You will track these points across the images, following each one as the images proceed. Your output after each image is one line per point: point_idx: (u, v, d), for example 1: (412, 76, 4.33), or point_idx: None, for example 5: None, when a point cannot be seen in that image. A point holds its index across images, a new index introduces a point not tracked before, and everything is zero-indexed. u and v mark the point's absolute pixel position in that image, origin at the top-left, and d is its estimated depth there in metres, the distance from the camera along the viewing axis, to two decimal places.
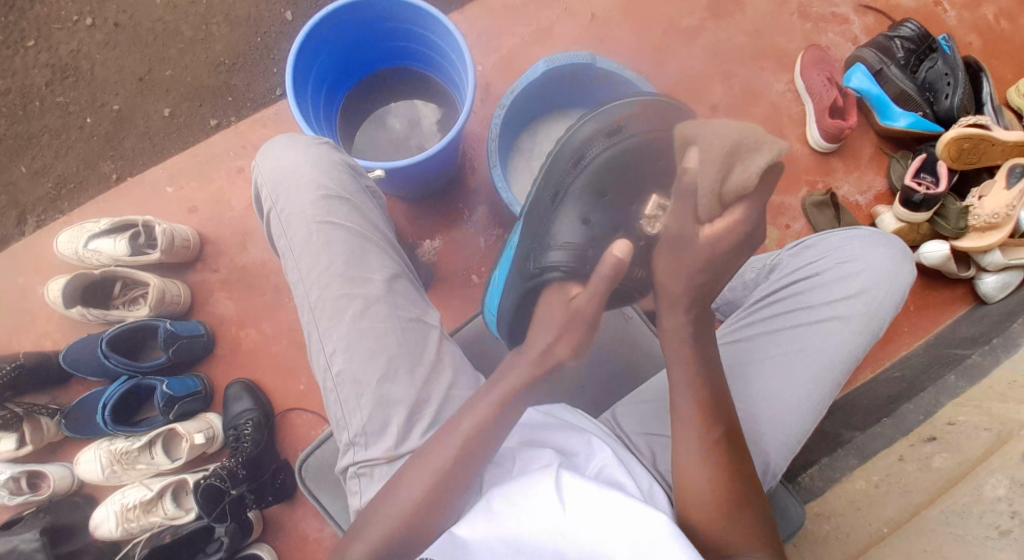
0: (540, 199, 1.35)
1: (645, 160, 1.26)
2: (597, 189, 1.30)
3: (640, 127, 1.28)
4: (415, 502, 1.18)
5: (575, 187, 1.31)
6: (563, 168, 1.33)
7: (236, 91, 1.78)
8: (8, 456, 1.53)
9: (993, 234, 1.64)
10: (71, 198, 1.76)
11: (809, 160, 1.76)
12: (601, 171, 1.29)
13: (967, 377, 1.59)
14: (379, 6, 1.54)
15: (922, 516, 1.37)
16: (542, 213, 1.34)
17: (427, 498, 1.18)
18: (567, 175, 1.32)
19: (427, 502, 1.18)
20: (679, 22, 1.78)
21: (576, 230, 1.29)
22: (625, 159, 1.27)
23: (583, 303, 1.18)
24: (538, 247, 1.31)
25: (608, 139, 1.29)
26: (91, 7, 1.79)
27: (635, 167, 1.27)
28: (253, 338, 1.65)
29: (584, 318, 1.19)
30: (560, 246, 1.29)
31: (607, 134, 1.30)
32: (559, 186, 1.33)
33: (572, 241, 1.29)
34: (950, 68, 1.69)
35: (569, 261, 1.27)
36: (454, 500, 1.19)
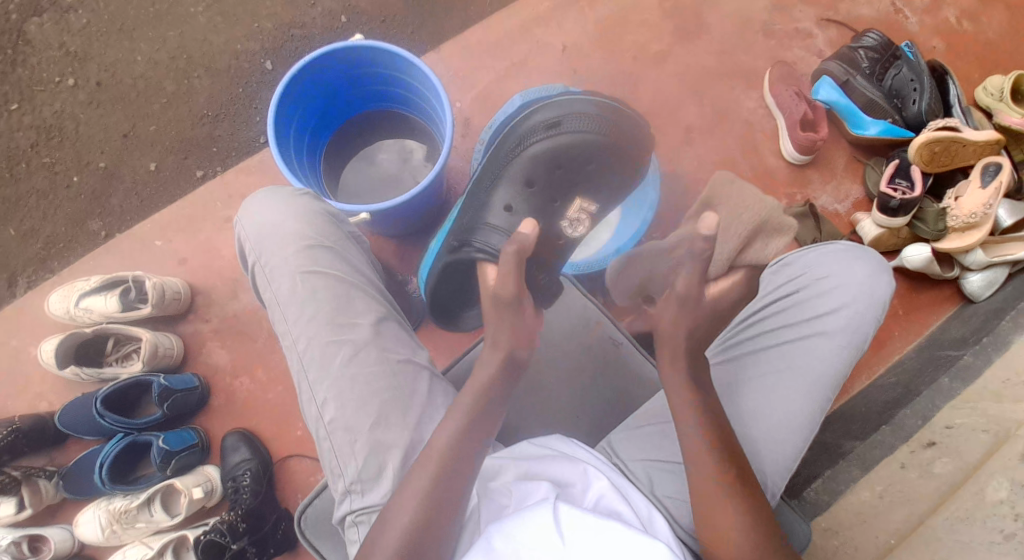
0: (479, 183, 1.47)
1: (576, 160, 1.41)
2: (529, 172, 1.42)
3: (575, 127, 1.40)
4: (403, 541, 1.16)
5: (509, 171, 1.42)
6: (503, 151, 1.45)
7: (221, 141, 1.80)
8: (8, 521, 1.53)
9: (973, 234, 1.66)
10: (61, 257, 1.76)
11: (786, 173, 1.78)
12: (534, 160, 1.41)
13: (959, 378, 1.60)
14: (354, 54, 1.57)
15: (928, 524, 1.39)
16: (478, 197, 1.46)
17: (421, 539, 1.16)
18: (506, 156, 1.44)
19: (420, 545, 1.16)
20: (648, 47, 1.82)
21: (500, 213, 1.42)
22: (561, 153, 1.41)
23: (501, 284, 1.30)
24: (467, 221, 1.44)
25: (547, 132, 1.41)
26: (73, 67, 1.82)
27: (566, 166, 1.41)
28: (247, 387, 1.66)
29: (506, 299, 1.30)
30: (486, 225, 1.41)
31: (547, 125, 1.41)
32: (497, 169, 1.44)
33: (494, 221, 1.42)
34: (916, 74, 1.71)
35: (491, 238, 1.40)
36: (444, 535, 1.18)
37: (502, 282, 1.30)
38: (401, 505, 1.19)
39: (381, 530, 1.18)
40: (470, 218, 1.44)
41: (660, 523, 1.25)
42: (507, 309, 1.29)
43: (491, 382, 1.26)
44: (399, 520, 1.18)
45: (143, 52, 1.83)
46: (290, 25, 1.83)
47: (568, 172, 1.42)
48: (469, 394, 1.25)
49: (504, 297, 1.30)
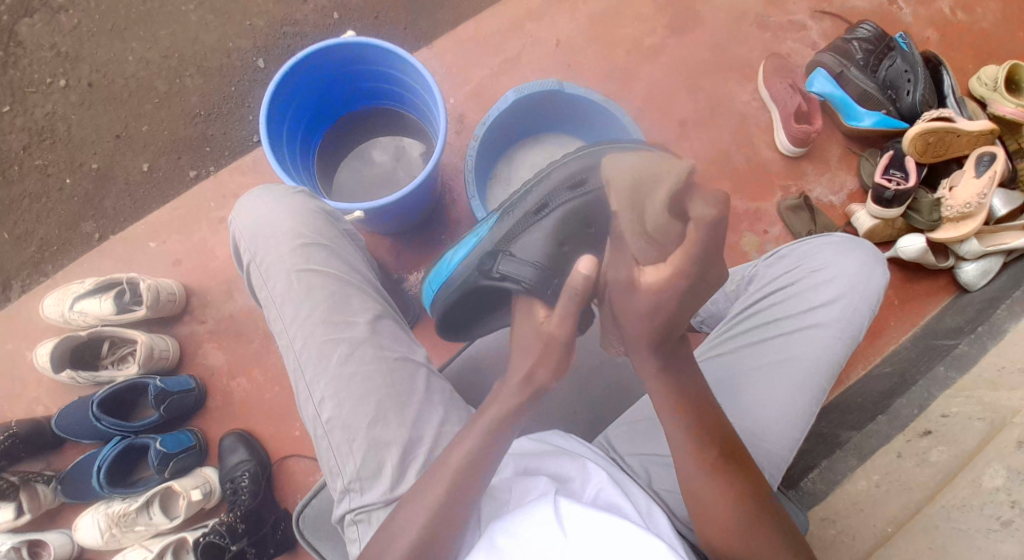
0: (526, 210, 1.39)
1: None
2: (582, 212, 1.33)
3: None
4: (409, 536, 1.16)
5: (562, 206, 1.35)
6: (557, 183, 1.37)
7: (214, 141, 1.79)
8: (7, 526, 1.53)
9: (968, 223, 1.66)
10: (55, 260, 1.75)
11: (781, 165, 1.78)
12: (589, 202, 1.32)
13: (955, 367, 1.60)
14: (346, 52, 1.57)
15: (924, 512, 1.39)
16: (520, 219, 1.39)
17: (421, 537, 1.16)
18: (561, 190, 1.36)
19: (420, 542, 1.16)
20: (642, 41, 1.81)
21: (547, 250, 1.34)
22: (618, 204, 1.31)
23: (555, 328, 1.23)
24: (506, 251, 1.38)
25: (603, 179, 1.33)
26: (64, 68, 1.81)
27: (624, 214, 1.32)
28: (244, 388, 1.65)
29: (557, 342, 1.23)
30: (525, 260, 1.34)
31: (603, 172, 1.33)
32: (548, 199, 1.37)
33: (539, 258, 1.34)
34: (910, 65, 1.69)
35: (530, 276, 1.33)
36: (451, 534, 1.17)
37: (559, 324, 1.22)
38: (409, 504, 1.19)
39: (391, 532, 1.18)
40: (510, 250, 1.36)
41: (660, 517, 1.24)
42: (560, 347, 1.24)
43: (517, 406, 1.23)
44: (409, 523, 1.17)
45: (134, 52, 1.82)
46: (283, 23, 1.82)
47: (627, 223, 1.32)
48: (492, 414, 1.22)
49: (555, 336, 1.23)
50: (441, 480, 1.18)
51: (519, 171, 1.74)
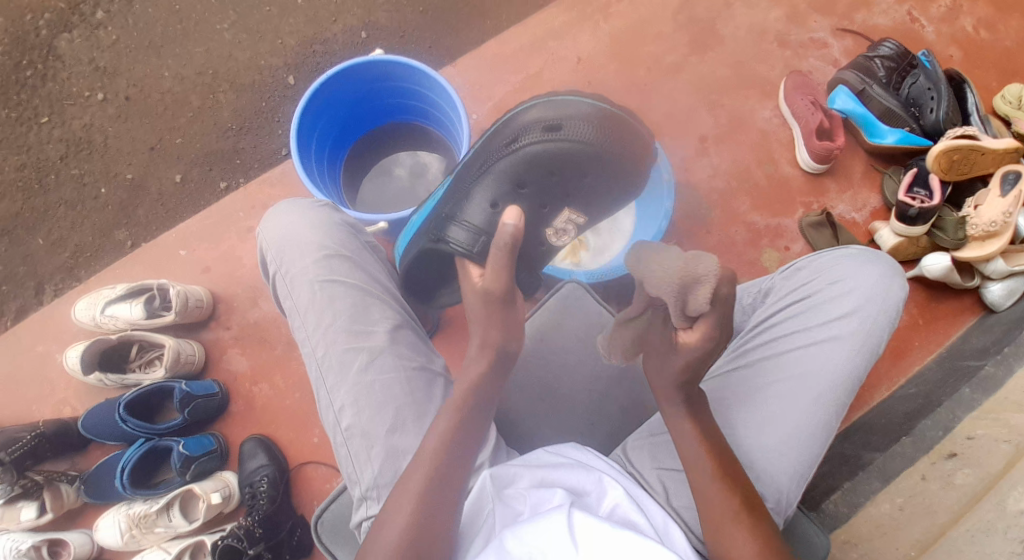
0: (466, 173, 1.42)
1: (574, 169, 1.35)
2: (517, 171, 1.36)
3: (574, 131, 1.33)
4: (417, 536, 1.17)
5: (497, 166, 1.37)
6: (498, 142, 1.39)
7: (244, 154, 1.84)
8: (29, 525, 1.55)
9: (992, 242, 1.64)
10: (88, 266, 1.80)
11: (802, 181, 1.78)
12: (527, 161, 1.35)
13: (982, 388, 1.58)
14: (375, 68, 1.60)
15: (948, 536, 1.36)
16: (465, 180, 1.41)
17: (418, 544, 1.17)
18: (498, 150, 1.38)
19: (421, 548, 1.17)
20: (663, 59, 1.83)
21: (484, 212, 1.36)
22: (553, 157, 1.34)
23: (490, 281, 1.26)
24: (452, 213, 1.39)
25: (545, 134, 1.34)
26: (102, 82, 1.87)
27: (560, 171, 1.35)
28: (266, 393, 1.67)
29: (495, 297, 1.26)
30: (462, 222, 1.37)
31: (545, 126, 1.34)
32: (487, 159, 1.39)
33: (479, 218, 1.36)
34: (932, 83, 1.71)
35: (466, 238, 1.35)
36: (439, 511, 1.19)
37: (492, 279, 1.25)
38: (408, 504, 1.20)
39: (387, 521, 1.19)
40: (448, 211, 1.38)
41: (676, 534, 1.24)
42: (498, 304, 1.26)
43: (481, 381, 1.26)
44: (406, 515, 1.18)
45: (169, 68, 1.87)
46: (313, 40, 1.87)
47: (563, 179, 1.36)
48: (456, 395, 1.26)
49: (493, 292, 1.26)
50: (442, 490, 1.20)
51: None
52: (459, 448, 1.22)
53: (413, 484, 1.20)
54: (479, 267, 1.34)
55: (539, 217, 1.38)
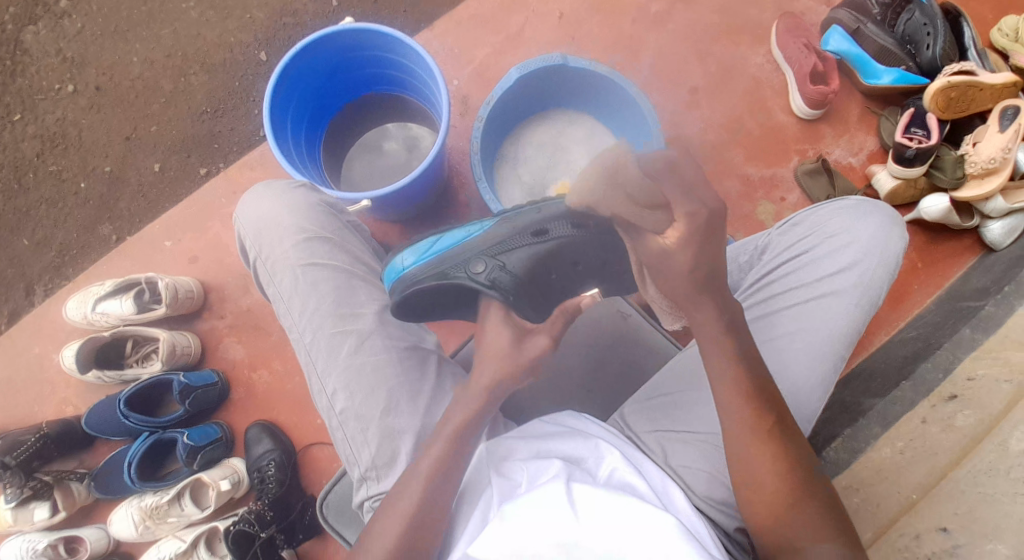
0: (518, 224, 1.31)
1: (588, 258, 1.27)
2: (558, 258, 1.27)
3: (560, 234, 1.27)
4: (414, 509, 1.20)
5: (534, 247, 1.27)
6: (530, 222, 1.31)
7: (221, 137, 1.80)
8: (44, 525, 1.58)
9: (992, 180, 1.60)
10: (76, 263, 1.78)
11: (796, 129, 1.73)
12: (542, 257, 1.27)
13: (981, 328, 1.57)
14: (343, 40, 1.55)
15: (950, 478, 1.38)
16: (514, 235, 1.30)
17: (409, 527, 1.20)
18: (540, 228, 1.29)
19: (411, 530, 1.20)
20: (647, 9, 1.76)
21: (529, 268, 1.27)
22: (571, 255, 1.27)
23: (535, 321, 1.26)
24: (502, 257, 1.27)
25: (536, 238, 1.28)
26: (71, 73, 1.82)
27: (585, 262, 1.28)
28: (265, 380, 1.67)
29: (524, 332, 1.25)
30: (512, 269, 1.26)
31: (534, 231, 1.29)
32: (535, 226, 1.29)
33: (527, 274, 1.26)
34: (928, 18, 1.65)
35: (515, 288, 1.26)
36: (441, 501, 1.22)
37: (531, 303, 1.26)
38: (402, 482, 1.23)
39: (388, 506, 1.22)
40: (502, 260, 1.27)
41: (676, 494, 1.24)
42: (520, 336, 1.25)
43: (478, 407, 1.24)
44: (404, 506, 1.21)
45: (138, 53, 1.82)
46: (282, 13, 1.82)
47: (587, 268, 1.28)
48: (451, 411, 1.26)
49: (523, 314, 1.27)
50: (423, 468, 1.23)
51: (527, 151, 1.72)
52: (455, 444, 1.23)
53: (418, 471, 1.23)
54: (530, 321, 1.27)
55: (568, 291, 1.31)
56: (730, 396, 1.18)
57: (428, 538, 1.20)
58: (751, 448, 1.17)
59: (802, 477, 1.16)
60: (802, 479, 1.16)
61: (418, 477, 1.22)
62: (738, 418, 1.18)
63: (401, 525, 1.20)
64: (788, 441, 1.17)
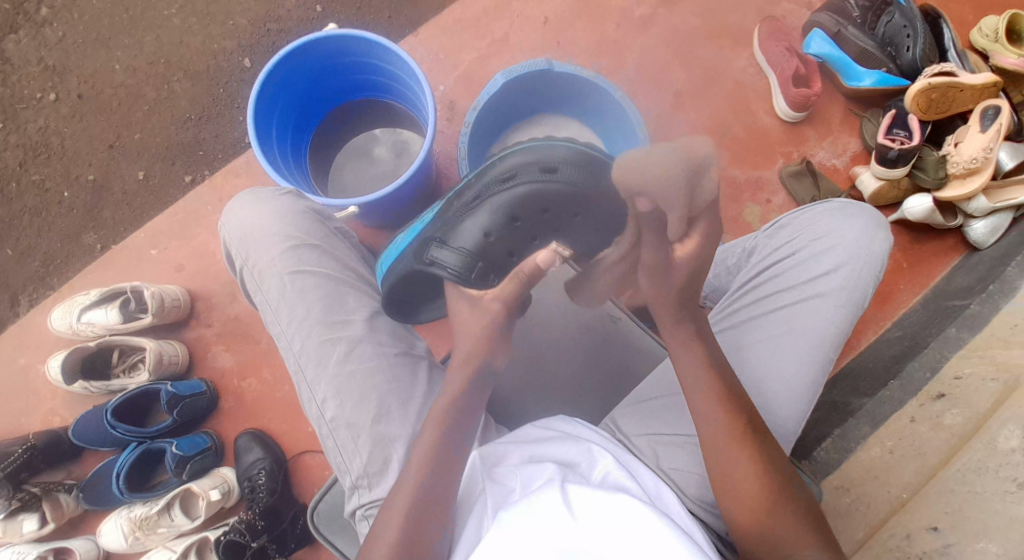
0: (467, 191, 1.31)
1: (562, 210, 1.24)
2: (535, 202, 1.24)
3: (570, 176, 1.23)
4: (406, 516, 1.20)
5: (495, 200, 1.25)
6: (495, 174, 1.27)
7: (207, 144, 1.79)
8: (33, 537, 1.57)
9: (973, 180, 1.62)
10: (60, 273, 1.76)
11: (781, 131, 1.75)
12: (521, 199, 1.24)
13: (968, 328, 1.59)
14: (327, 46, 1.55)
15: (939, 477, 1.39)
16: (462, 204, 1.30)
17: (405, 532, 1.19)
18: (496, 183, 1.26)
19: (408, 535, 1.18)
20: (631, 13, 1.77)
21: (477, 239, 1.27)
22: (544, 201, 1.23)
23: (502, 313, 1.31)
24: (444, 237, 1.30)
25: (540, 176, 1.23)
26: (52, 82, 1.81)
27: (553, 212, 1.24)
28: (255, 388, 1.67)
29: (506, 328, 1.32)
30: (454, 247, 1.28)
31: (540, 168, 1.24)
32: (482, 191, 1.27)
33: (473, 248, 1.28)
34: (908, 20, 1.67)
35: (457, 263, 1.28)
36: (439, 506, 1.21)
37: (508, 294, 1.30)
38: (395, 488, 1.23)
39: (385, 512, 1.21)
40: (443, 239, 1.29)
41: (669, 497, 1.25)
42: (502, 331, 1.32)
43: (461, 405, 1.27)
44: (399, 509, 1.20)
45: (120, 60, 1.81)
46: (266, 20, 1.81)
47: (554, 217, 1.25)
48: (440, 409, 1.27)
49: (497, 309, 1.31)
50: (416, 470, 1.23)
51: None
52: (444, 449, 1.24)
53: (409, 475, 1.23)
54: (477, 291, 1.31)
55: (527, 245, 1.28)
56: (706, 400, 1.21)
57: (427, 543, 1.19)
58: (730, 449, 1.18)
59: (778, 479, 1.18)
60: (781, 479, 1.18)
61: (411, 479, 1.22)
62: (715, 423, 1.20)
63: (397, 529, 1.19)
64: (759, 443, 1.19)
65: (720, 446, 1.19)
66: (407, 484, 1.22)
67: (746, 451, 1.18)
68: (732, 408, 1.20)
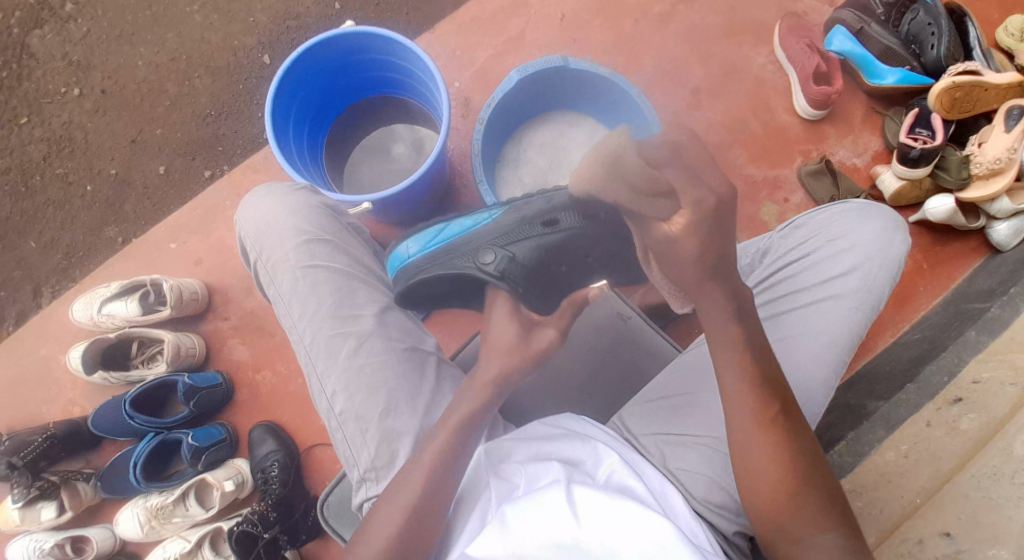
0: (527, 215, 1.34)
1: (575, 252, 1.30)
2: (558, 251, 1.29)
3: (570, 223, 1.30)
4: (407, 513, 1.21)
5: (537, 238, 1.30)
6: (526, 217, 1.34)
7: (226, 140, 1.81)
8: (51, 524, 1.60)
9: (997, 180, 1.59)
10: (82, 265, 1.80)
11: (800, 129, 1.72)
12: (537, 248, 1.29)
13: (988, 331, 1.57)
14: (344, 43, 1.56)
15: (954, 482, 1.37)
16: (525, 226, 1.32)
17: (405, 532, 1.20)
18: (529, 225, 1.32)
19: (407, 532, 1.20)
20: (649, 10, 1.76)
21: (534, 257, 1.29)
22: (562, 250, 1.29)
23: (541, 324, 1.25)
24: (506, 246, 1.29)
25: (545, 228, 1.31)
26: (77, 77, 1.84)
27: (568, 260, 1.30)
28: (269, 381, 1.69)
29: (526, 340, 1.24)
30: (515, 256, 1.28)
31: (545, 222, 1.31)
32: (527, 224, 1.33)
33: (535, 263, 1.28)
34: (932, 18, 1.64)
35: (520, 276, 1.27)
36: (439, 503, 1.22)
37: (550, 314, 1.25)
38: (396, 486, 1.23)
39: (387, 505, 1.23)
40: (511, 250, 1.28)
41: (675, 497, 1.24)
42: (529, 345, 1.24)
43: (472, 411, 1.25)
44: (400, 505, 1.22)
45: (144, 57, 1.84)
46: (286, 16, 1.83)
47: (597, 259, 1.31)
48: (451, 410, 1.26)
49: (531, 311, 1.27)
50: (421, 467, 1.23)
51: (529, 152, 1.72)
52: (449, 450, 1.24)
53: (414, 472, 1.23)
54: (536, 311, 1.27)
55: (578, 283, 1.32)
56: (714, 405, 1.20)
57: (423, 541, 1.21)
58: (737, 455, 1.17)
59: (804, 468, 1.16)
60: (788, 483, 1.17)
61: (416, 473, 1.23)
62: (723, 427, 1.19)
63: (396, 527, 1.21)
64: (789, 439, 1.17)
65: (743, 436, 1.17)
66: (412, 481, 1.23)
67: (771, 438, 1.16)
68: (753, 402, 1.17)
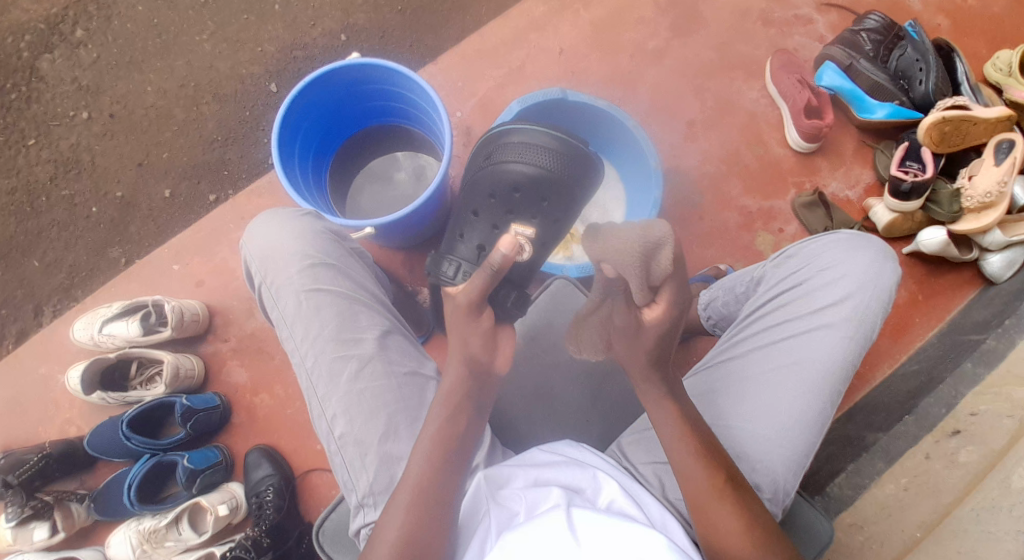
0: (468, 180, 1.42)
1: (514, 187, 1.36)
2: (488, 185, 1.37)
3: (533, 158, 1.35)
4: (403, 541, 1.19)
5: (476, 181, 1.39)
6: (473, 171, 1.42)
7: (231, 165, 1.84)
8: (43, 545, 1.59)
9: (988, 213, 1.61)
10: (85, 285, 1.80)
11: (794, 161, 1.76)
12: (486, 183, 1.37)
13: (983, 363, 1.58)
14: (351, 73, 1.59)
15: (953, 516, 1.39)
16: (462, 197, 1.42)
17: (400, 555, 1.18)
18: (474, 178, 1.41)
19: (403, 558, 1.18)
20: (646, 45, 1.81)
21: (474, 246, 1.37)
22: (495, 183, 1.37)
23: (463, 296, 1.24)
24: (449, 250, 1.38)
25: (489, 161, 1.38)
26: (85, 101, 1.87)
27: (500, 191, 1.36)
28: (267, 404, 1.69)
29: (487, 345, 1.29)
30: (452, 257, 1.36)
31: (489, 155, 1.39)
32: (472, 176, 1.41)
33: (472, 256, 1.36)
34: (920, 54, 1.68)
35: (457, 268, 1.34)
36: (438, 527, 1.21)
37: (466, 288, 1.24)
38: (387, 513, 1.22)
39: (383, 531, 1.21)
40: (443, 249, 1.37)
41: (675, 527, 1.24)
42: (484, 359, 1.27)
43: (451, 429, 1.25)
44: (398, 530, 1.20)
45: (152, 82, 1.87)
46: (293, 47, 1.87)
47: (514, 199, 1.36)
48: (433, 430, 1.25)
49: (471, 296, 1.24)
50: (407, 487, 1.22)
51: None
52: (446, 473, 1.23)
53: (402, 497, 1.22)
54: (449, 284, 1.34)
55: (495, 233, 1.37)
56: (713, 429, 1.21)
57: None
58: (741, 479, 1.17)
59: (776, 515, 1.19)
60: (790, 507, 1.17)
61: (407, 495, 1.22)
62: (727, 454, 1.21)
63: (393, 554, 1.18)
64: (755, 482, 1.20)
65: (698, 473, 1.20)
66: (399, 506, 1.21)
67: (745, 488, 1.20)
68: None
